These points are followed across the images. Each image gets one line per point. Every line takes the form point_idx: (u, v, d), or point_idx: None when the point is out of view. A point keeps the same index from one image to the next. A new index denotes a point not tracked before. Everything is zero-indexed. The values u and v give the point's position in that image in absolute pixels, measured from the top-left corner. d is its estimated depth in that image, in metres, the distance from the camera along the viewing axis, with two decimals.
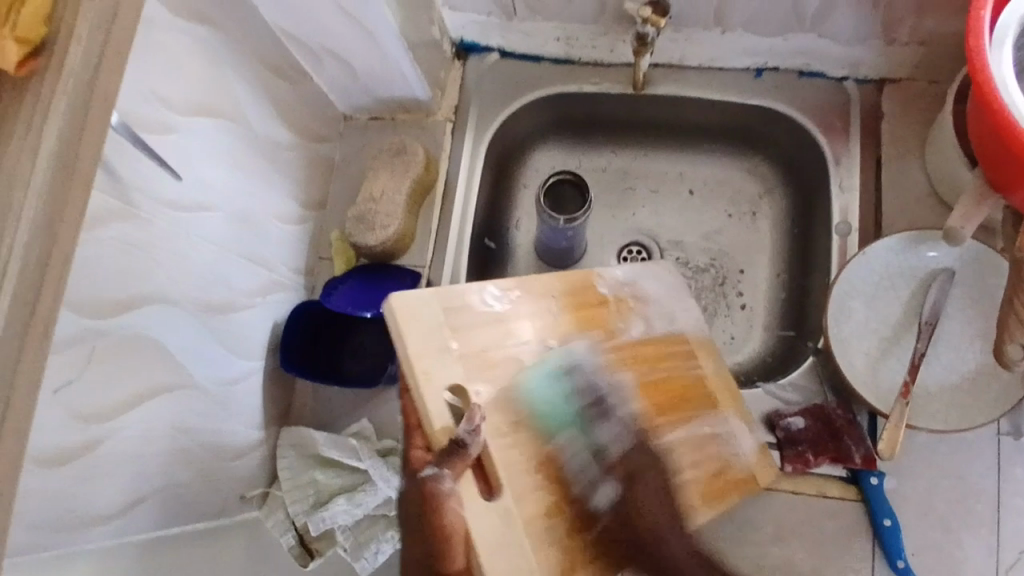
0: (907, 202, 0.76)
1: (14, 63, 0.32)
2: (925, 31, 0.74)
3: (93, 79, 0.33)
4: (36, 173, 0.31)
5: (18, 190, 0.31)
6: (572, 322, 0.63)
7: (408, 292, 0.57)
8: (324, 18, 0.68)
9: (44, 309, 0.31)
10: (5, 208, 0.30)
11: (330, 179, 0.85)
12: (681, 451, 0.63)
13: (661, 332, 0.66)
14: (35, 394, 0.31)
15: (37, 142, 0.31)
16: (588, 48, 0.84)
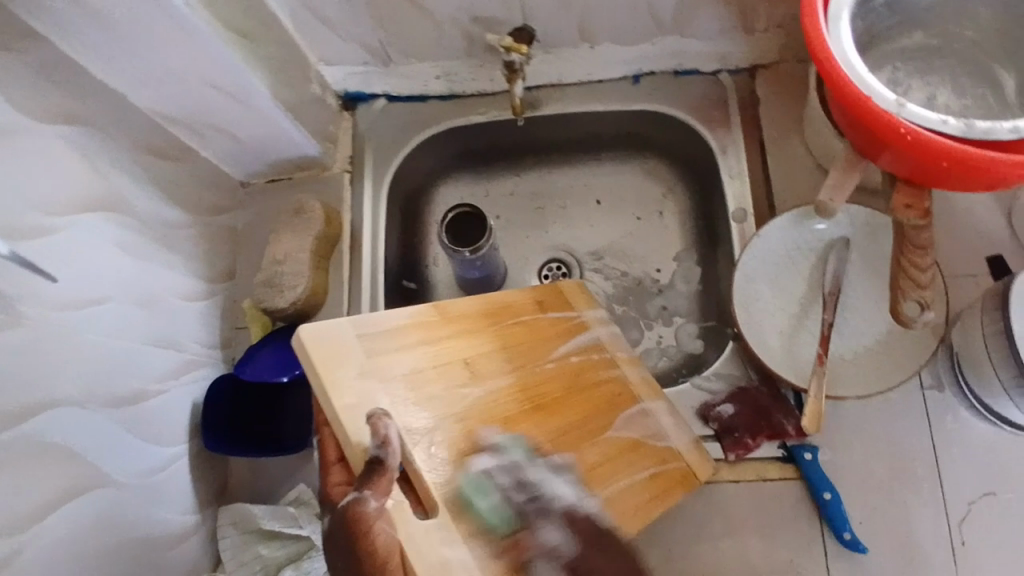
0: (794, 180, 0.79)
1: None
2: (780, 17, 0.76)
3: None
4: None
5: None
6: (498, 339, 0.59)
7: (319, 322, 0.50)
8: (193, 95, 0.68)
9: None
10: None
11: (236, 247, 0.84)
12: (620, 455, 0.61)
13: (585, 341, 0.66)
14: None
15: None
16: (469, 81, 0.85)
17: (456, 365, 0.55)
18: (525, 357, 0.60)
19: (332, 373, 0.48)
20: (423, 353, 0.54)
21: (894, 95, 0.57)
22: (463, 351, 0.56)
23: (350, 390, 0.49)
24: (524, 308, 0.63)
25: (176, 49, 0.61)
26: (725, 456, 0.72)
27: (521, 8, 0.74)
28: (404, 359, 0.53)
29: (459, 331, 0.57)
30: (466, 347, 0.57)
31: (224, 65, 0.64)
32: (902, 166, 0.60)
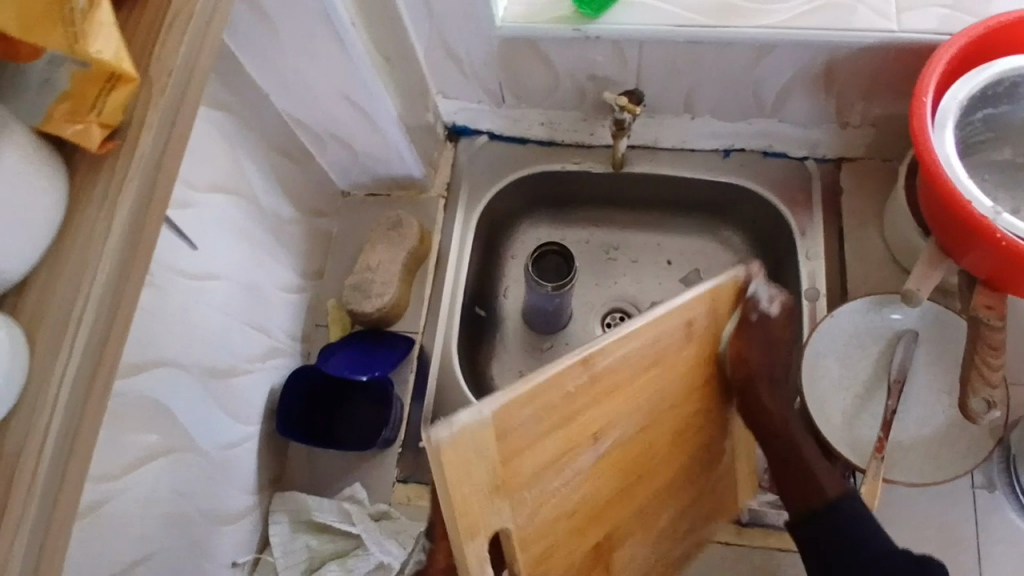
0: (867, 270, 0.83)
1: (97, 144, 0.30)
2: (874, 116, 0.81)
3: (160, 162, 0.32)
4: (110, 237, 0.30)
5: (93, 253, 0.30)
6: (626, 400, 0.53)
7: (455, 438, 0.41)
8: (331, 107, 0.74)
9: (110, 355, 0.31)
10: (80, 264, 0.30)
11: (328, 250, 0.89)
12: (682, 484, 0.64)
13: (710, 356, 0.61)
14: (92, 443, 0.31)
15: (112, 209, 0.30)
16: (570, 131, 0.91)
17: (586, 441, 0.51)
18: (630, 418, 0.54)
19: (460, 493, 0.43)
20: (558, 441, 0.49)
21: (992, 203, 0.61)
22: (590, 427, 0.51)
23: (480, 510, 0.45)
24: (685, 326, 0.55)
25: (329, 61, 0.67)
26: (760, 482, 0.76)
27: (636, 72, 0.79)
28: (541, 449, 0.48)
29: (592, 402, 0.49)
30: (593, 420, 0.50)
31: (365, 84, 0.70)
32: (987, 268, 0.63)
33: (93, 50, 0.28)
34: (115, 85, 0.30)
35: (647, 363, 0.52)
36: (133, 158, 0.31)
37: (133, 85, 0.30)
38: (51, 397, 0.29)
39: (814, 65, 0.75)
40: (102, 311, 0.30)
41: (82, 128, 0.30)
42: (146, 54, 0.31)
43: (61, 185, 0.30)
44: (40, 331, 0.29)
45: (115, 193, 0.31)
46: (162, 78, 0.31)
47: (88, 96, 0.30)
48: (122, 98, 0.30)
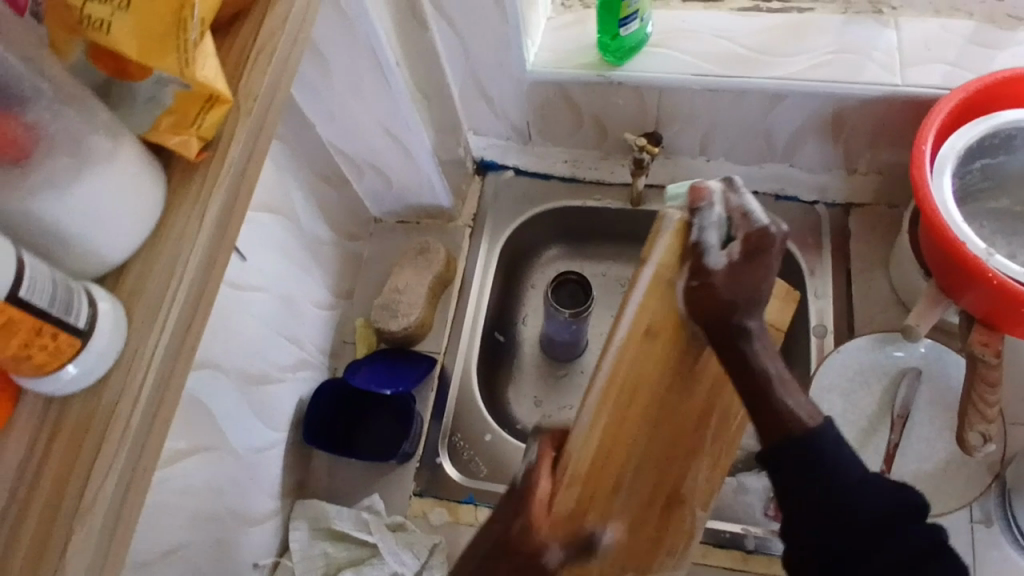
0: (873, 310, 0.86)
1: (194, 154, 0.35)
2: (881, 164, 0.86)
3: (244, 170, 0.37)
4: (201, 231, 0.35)
5: (185, 243, 0.35)
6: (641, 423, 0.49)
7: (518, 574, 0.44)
8: (371, 137, 0.80)
9: (194, 332, 0.35)
10: (175, 252, 0.35)
11: (359, 272, 0.94)
12: None
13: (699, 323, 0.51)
14: (172, 408, 0.35)
15: (203, 208, 0.35)
16: (591, 169, 0.96)
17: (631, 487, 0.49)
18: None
19: None
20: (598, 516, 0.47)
21: (985, 245, 0.65)
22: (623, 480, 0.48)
23: None
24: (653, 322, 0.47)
25: (372, 95, 0.73)
26: (766, 511, 0.78)
27: (654, 116, 0.85)
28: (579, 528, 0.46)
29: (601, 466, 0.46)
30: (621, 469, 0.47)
31: (405, 118, 0.76)
32: (985, 308, 0.66)
33: (199, 74, 0.33)
34: (212, 105, 0.35)
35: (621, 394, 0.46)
36: (222, 166, 0.36)
37: (226, 106, 0.35)
38: (144, 363, 0.33)
39: (823, 114, 0.80)
40: (191, 293, 0.35)
41: (183, 140, 0.35)
42: (237, 80, 0.37)
43: (161, 186, 0.35)
44: (138, 307, 0.34)
45: (206, 194, 0.36)
46: (250, 101, 0.37)
47: (191, 113, 0.35)
48: (218, 116, 0.35)
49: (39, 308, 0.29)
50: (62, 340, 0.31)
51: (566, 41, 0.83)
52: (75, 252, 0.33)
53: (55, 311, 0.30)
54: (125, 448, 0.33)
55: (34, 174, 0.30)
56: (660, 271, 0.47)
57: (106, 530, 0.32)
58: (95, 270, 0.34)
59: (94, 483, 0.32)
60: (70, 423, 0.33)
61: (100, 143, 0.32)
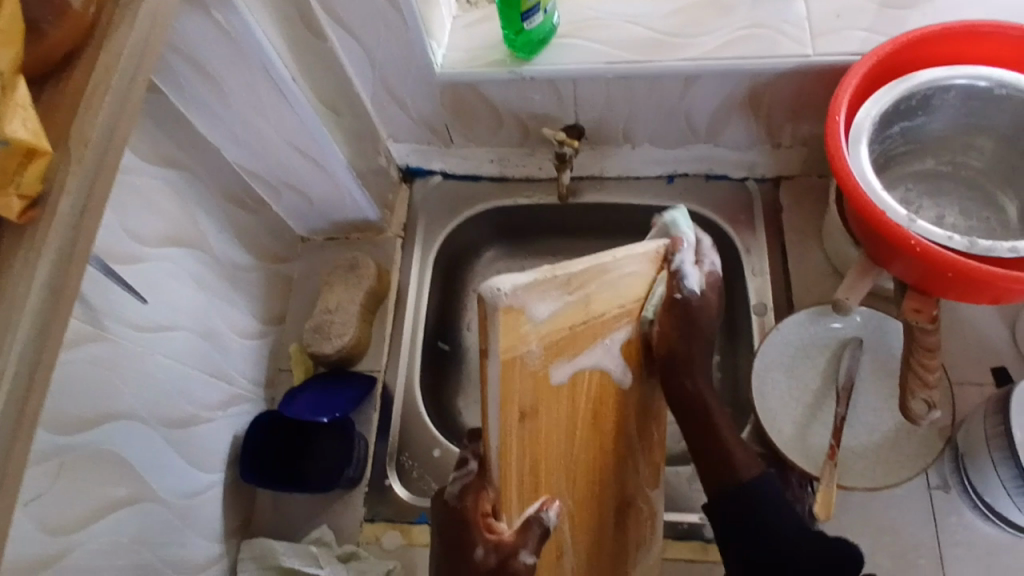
0: (810, 282, 0.86)
1: (17, 214, 0.32)
2: (804, 136, 0.85)
3: (79, 223, 0.34)
4: (31, 294, 0.32)
5: (15, 309, 0.32)
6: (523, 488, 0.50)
7: None
8: (281, 156, 0.77)
9: (34, 403, 0.32)
10: (5, 320, 0.31)
11: (290, 295, 0.91)
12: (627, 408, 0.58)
13: (552, 353, 0.46)
14: (17, 488, 0.32)
15: (32, 269, 0.32)
16: (519, 167, 0.94)
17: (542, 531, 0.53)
18: (555, 461, 0.52)
19: None
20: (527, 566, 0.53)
21: (906, 212, 0.64)
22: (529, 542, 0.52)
23: None
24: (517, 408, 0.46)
25: (273, 113, 0.70)
26: None
27: (574, 108, 0.83)
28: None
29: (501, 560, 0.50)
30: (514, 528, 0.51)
31: (312, 134, 0.73)
32: (914, 275, 0.66)
33: (9, 129, 0.31)
34: (32, 158, 0.32)
35: (527, 420, 0.47)
36: (53, 224, 0.33)
37: (48, 157, 0.33)
38: None
39: (740, 92, 0.79)
40: (24, 365, 0.32)
41: (3, 200, 0.31)
42: (66, 127, 0.34)
43: None
44: None
45: (35, 255, 0.32)
46: (81, 149, 0.34)
47: (9, 171, 0.31)
48: (39, 169, 0.32)
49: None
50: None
51: (474, 39, 0.80)
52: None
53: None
54: None
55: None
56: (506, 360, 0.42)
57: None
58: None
59: None
60: None
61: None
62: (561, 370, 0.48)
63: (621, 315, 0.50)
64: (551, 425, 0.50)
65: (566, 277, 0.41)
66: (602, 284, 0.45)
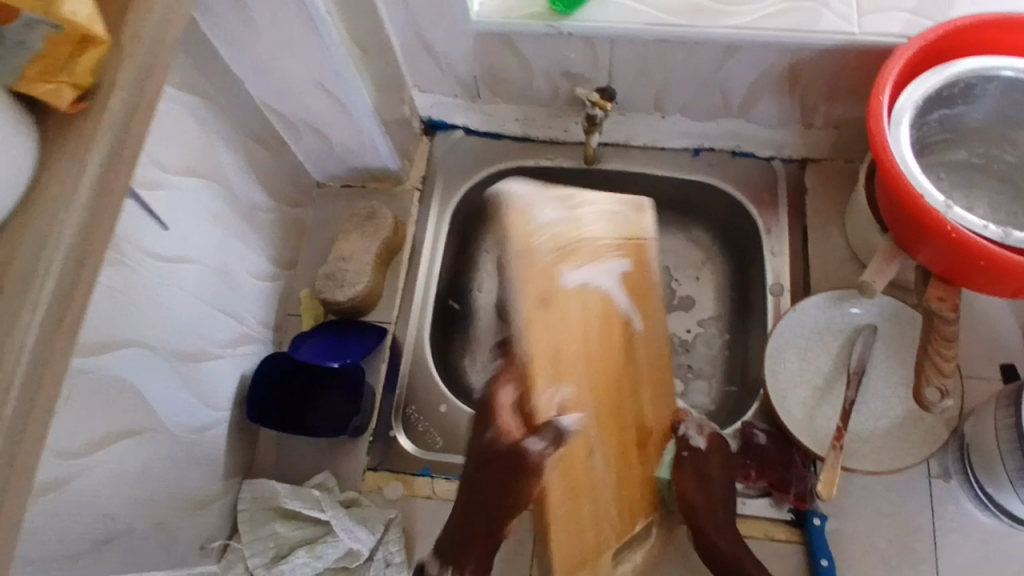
0: (829, 265, 0.86)
1: (67, 103, 0.31)
2: (837, 118, 0.84)
3: (128, 125, 0.32)
4: (79, 191, 0.30)
5: (63, 206, 0.30)
6: (563, 391, 0.54)
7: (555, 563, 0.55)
8: (307, 96, 0.75)
9: (75, 309, 0.31)
10: (51, 217, 0.30)
11: (303, 240, 0.90)
12: (658, 356, 0.61)
13: (569, 262, 0.53)
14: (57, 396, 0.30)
15: (80, 165, 0.31)
16: (544, 128, 0.92)
17: (584, 455, 0.56)
18: (592, 398, 0.56)
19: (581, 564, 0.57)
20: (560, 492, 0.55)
21: (943, 198, 0.63)
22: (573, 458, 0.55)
23: (588, 548, 0.57)
24: (543, 303, 0.51)
25: (303, 49, 0.68)
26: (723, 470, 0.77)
27: (607, 71, 0.81)
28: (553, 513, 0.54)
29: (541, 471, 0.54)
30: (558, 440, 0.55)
31: (341, 74, 0.71)
32: (942, 262, 0.66)
33: (66, 11, 0.29)
34: (85, 47, 0.30)
35: (549, 324, 0.52)
36: (101, 120, 0.31)
37: (103, 48, 0.31)
38: (15, 344, 0.28)
39: (779, 66, 0.77)
40: (70, 262, 0.30)
41: (54, 88, 0.30)
42: (118, 16, 0.32)
43: (32, 138, 0.31)
44: (10, 280, 0.29)
45: (83, 150, 0.31)
46: (135, 46, 0.32)
47: (61, 57, 0.30)
48: (93, 59, 0.31)
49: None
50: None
51: None
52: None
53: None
54: None
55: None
56: (526, 229, 0.50)
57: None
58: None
59: None
60: None
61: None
62: (575, 274, 0.53)
63: (626, 250, 0.57)
64: (569, 341, 0.54)
65: (560, 192, 0.52)
66: (584, 216, 0.54)
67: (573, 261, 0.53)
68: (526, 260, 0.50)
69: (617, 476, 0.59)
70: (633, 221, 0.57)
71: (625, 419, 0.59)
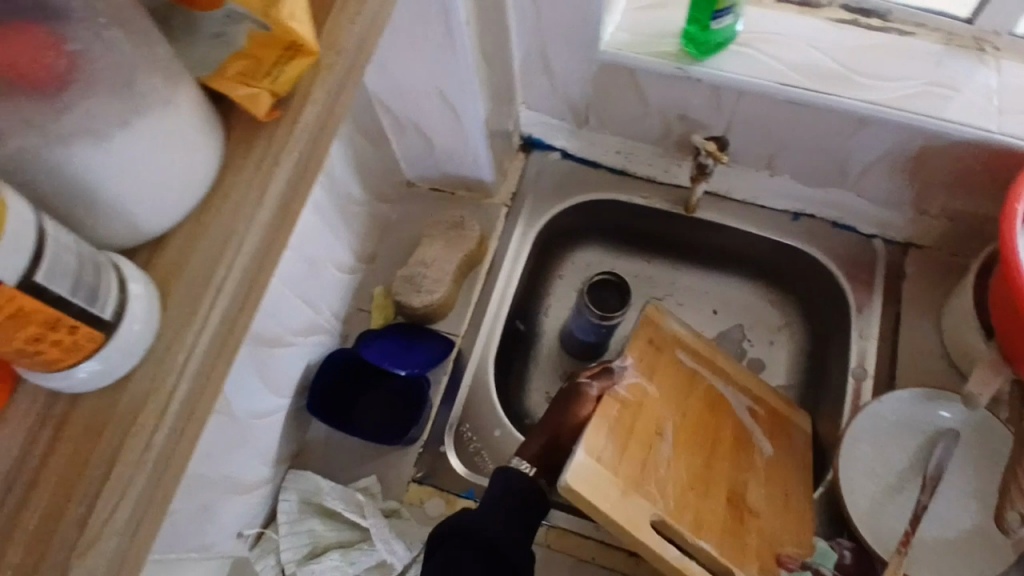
0: (918, 359, 0.82)
1: (265, 110, 0.31)
2: (953, 210, 0.81)
3: (315, 142, 0.33)
4: (261, 210, 0.31)
5: (243, 221, 0.31)
6: (655, 396, 0.66)
7: (584, 468, 0.56)
8: (424, 99, 0.74)
9: (240, 328, 0.31)
10: (229, 231, 0.31)
11: (384, 237, 0.89)
12: (761, 458, 0.71)
13: (687, 353, 0.74)
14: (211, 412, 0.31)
15: (266, 182, 0.32)
16: (644, 165, 0.90)
17: (656, 438, 0.63)
18: (682, 424, 0.67)
19: (616, 514, 0.57)
20: (613, 430, 0.61)
21: None
22: (647, 425, 0.63)
23: (629, 506, 0.57)
24: (655, 347, 0.72)
25: (433, 52, 0.66)
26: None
27: (726, 121, 0.79)
28: (598, 441, 0.59)
29: (614, 405, 0.63)
30: (642, 402, 0.65)
31: (463, 84, 0.70)
32: None
33: (286, 16, 0.29)
34: (293, 55, 0.31)
35: (657, 352, 0.71)
36: (295, 130, 0.32)
37: (309, 60, 0.32)
38: (179, 360, 0.30)
39: (907, 150, 0.74)
40: (239, 288, 0.31)
41: (255, 92, 0.31)
42: (324, 25, 0.33)
43: (219, 144, 0.32)
44: (180, 290, 0.31)
45: (270, 164, 0.32)
46: (332, 56, 0.33)
47: (267, 63, 0.31)
48: (297, 69, 0.31)
49: (61, 297, 0.25)
50: (82, 333, 0.27)
51: (646, 23, 0.76)
52: (103, 217, 0.29)
53: (78, 299, 0.26)
54: (143, 460, 0.29)
55: (67, 117, 0.26)
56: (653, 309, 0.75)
57: (121, 551, 0.28)
58: (121, 237, 0.30)
59: (108, 497, 0.28)
60: (81, 420, 0.29)
61: (155, 88, 0.28)
62: (687, 358, 0.73)
63: (750, 392, 0.75)
64: (674, 382, 0.70)
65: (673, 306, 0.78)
66: (726, 358, 0.77)
67: (685, 348, 0.74)
68: (650, 323, 0.73)
69: (684, 485, 0.63)
70: (751, 377, 0.78)
71: (710, 468, 0.66)
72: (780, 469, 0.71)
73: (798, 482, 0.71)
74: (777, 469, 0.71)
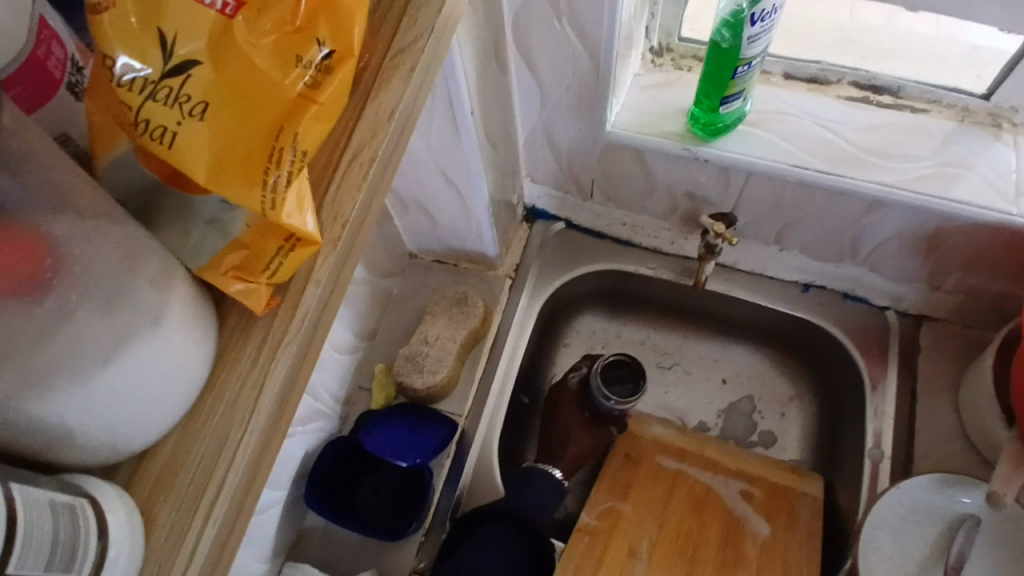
0: (937, 440, 0.79)
1: (262, 306, 0.29)
2: (968, 286, 0.79)
3: (319, 319, 0.31)
4: (257, 412, 0.28)
5: (237, 426, 0.28)
6: (627, 517, 0.74)
7: None
8: (428, 182, 0.72)
9: (232, 545, 0.28)
10: (221, 436, 0.28)
11: (386, 311, 0.87)
12: (752, 547, 0.73)
13: (670, 456, 0.79)
14: None
15: (261, 379, 0.29)
16: (651, 237, 0.89)
17: (628, 558, 0.72)
18: (658, 536, 0.73)
19: None
20: (583, 555, 0.72)
21: None
22: (619, 548, 0.72)
23: None
24: (629, 462, 0.79)
25: (439, 139, 0.65)
26: None
27: (735, 198, 0.77)
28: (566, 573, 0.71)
29: (583, 534, 0.73)
30: (611, 534, 0.73)
31: (468, 170, 0.69)
32: None
33: (287, 217, 0.27)
34: (294, 246, 0.29)
35: (632, 468, 0.78)
36: (294, 320, 0.30)
37: (312, 247, 0.29)
38: None
39: (921, 230, 0.73)
40: (233, 504, 0.28)
41: (250, 289, 0.29)
42: (323, 197, 0.31)
43: (212, 337, 0.29)
44: (163, 511, 0.27)
45: (268, 356, 0.29)
46: (337, 229, 0.30)
47: (265, 253, 0.29)
48: (299, 259, 0.29)
49: None
50: None
51: (654, 102, 0.75)
52: (76, 444, 0.25)
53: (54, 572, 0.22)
54: None
55: (44, 347, 0.23)
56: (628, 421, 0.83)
57: None
58: (101, 459, 0.26)
59: None
60: None
61: (145, 295, 0.26)
62: (669, 461, 0.79)
63: (743, 476, 0.78)
64: (652, 497, 0.76)
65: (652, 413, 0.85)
66: (715, 448, 0.80)
67: (664, 452, 0.79)
68: (627, 441, 0.81)
69: None
70: (742, 455, 0.80)
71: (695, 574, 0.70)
72: (777, 548, 0.73)
73: (800, 558, 0.73)
74: (773, 549, 0.73)
